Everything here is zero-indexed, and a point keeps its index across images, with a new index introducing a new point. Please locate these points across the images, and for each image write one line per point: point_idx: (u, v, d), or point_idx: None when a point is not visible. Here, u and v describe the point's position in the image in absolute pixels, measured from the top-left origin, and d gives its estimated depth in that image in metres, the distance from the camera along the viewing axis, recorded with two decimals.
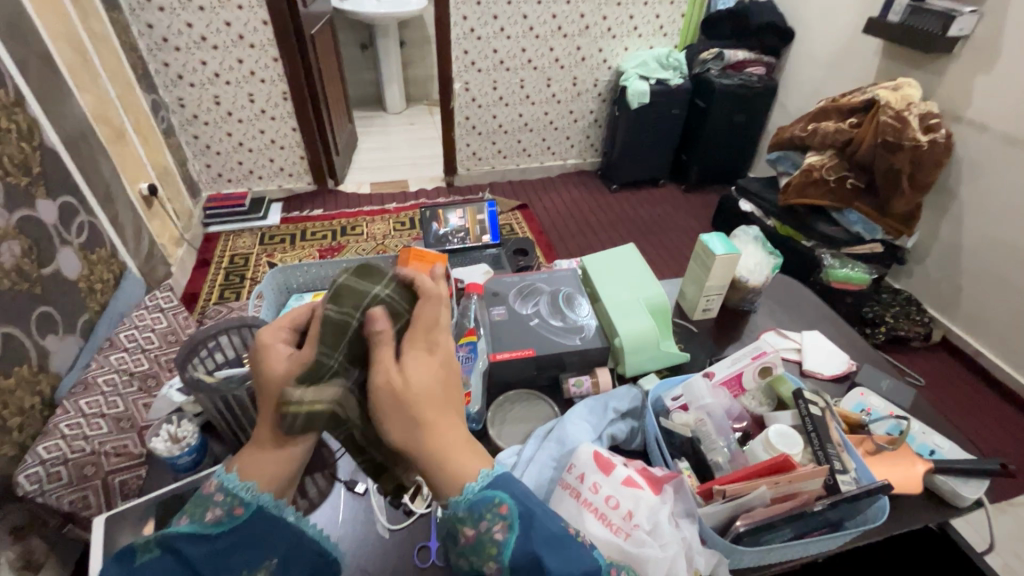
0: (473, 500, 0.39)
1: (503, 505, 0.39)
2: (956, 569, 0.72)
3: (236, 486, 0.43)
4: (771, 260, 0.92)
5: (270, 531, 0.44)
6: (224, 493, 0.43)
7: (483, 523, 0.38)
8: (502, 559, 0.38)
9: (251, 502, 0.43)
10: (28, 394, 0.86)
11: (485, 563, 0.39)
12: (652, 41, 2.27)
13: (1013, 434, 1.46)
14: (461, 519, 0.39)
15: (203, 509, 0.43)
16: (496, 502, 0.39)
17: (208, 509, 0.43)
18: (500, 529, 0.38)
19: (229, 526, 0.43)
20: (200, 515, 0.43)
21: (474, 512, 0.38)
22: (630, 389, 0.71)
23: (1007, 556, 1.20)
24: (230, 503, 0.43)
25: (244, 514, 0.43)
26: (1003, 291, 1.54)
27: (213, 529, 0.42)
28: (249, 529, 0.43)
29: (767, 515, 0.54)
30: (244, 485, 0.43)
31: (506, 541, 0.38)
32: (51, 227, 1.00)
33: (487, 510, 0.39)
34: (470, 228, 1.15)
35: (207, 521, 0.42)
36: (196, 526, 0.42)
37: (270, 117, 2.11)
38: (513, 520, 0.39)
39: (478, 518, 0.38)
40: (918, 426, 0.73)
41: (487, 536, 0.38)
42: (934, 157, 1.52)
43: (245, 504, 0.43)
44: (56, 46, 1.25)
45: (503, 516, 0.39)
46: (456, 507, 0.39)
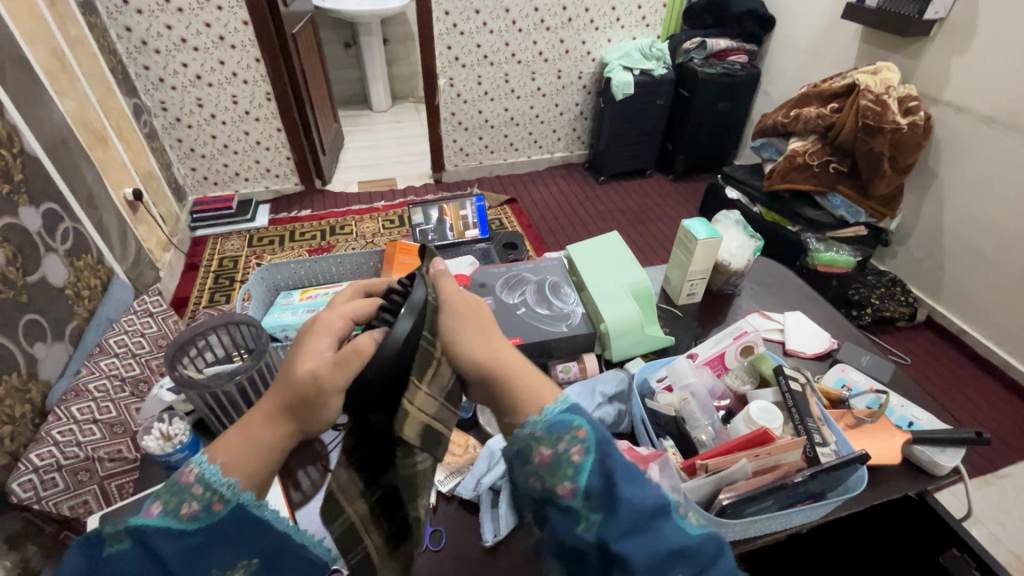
0: (551, 423, 0.40)
1: (582, 430, 0.39)
2: (937, 535, 0.74)
3: (219, 480, 0.41)
4: (753, 242, 0.93)
5: (251, 530, 0.42)
6: (203, 485, 0.40)
7: (563, 444, 0.39)
8: (579, 480, 0.38)
9: (232, 499, 0.41)
10: (18, 403, 0.85)
11: (559, 484, 0.38)
12: (634, 32, 2.28)
13: (997, 408, 1.49)
14: (538, 440, 0.40)
15: (179, 500, 0.40)
16: (575, 425, 0.39)
17: (186, 502, 0.40)
18: (577, 451, 0.39)
19: (205, 522, 0.40)
20: (176, 507, 0.40)
21: (553, 433, 0.39)
22: (616, 373, 0.73)
23: (991, 525, 1.24)
24: (209, 499, 0.40)
25: (222, 511, 0.41)
26: (985, 268, 1.57)
27: (191, 524, 0.40)
28: (225, 529, 0.41)
29: (749, 487, 0.55)
30: (229, 482, 0.41)
31: (584, 464, 0.38)
32: (35, 235, 0.99)
33: (565, 431, 0.39)
34: (454, 225, 1.16)
35: (183, 515, 0.40)
36: (169, 518, 0.40)
37: (254, 118, 2.10)
38: (591, 444, 0.39)
39: (557, 438, 0.39)
40: (897, 399, 0.75)
41: (566, 456, 0.39)
42: (914, 139, 1.55)
43: (224, 501, 0.41)
44: (33, 50, 1.23)
45: (581, 439, 0.39)
46: (535, 428, 0.40)
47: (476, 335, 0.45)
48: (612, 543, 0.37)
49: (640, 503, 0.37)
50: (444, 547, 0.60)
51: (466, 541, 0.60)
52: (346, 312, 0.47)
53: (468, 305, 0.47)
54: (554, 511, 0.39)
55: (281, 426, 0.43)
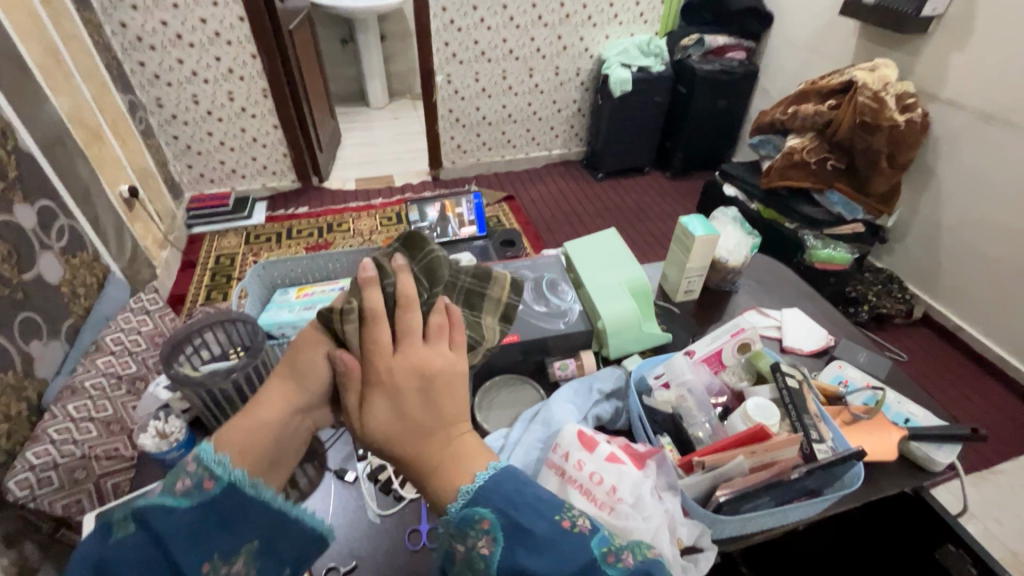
0: (458, 518, 0.39)
1: (485, 521, 0.39)
2: (933, 531, 0.75)
3: (211, 458, 0.42)
4: (750, 239, 0.93)
5: (242, 509, 0.43)
6: (197, 464, 0.42)
7: (470, 539, 0.39)
8: (492, 571, 0.38)
9: (223, 477, 0.42)
10: (15, 401, 0.85)
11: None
12: (632, 29, 2.27)
13: (993, 405, 1.50)
14: (453, 536, 0.40)
15: (174, 480, 0.42)
16: (477, 518, 0.39)
17: (179, 480, 0.42)
18: (485, 544, 0.38)
19: (197, 499, 0.42)
20: (172, 485, 0.42)
21: (460, 529, 0.39)
22: (613, 370, 0.73)
23: (987, 521, 1.24)
24: (201, 476, 0.42)
25: (214, 489, 0.42)
26: (981, 265, 1.58)
27: (183, 501, 0.41)
28: (219, 507, 0.42)
29: (746, 484, 0.55)
30: (219, 458, 0.42)
31: (493, 556, 0.38)
32: (31, 232, 0.99)
33: (471, 524, 0.39)
34: (450, 221, 1.15)
35: (177, 492, 0.42)
36: (166, 496, 0.42)
37: (251, 115, 2.09)
38: (496, 532, 0.38)
39: (464, 535, 0.39)
40: (893, 396, 0.75)
41: (475, 552, 0.38)
42: (912, 136, 1.55)
43: (215, 479, 0.42)
44: (27, 46, 1.23)
45: (486, 529, 0.39)
46: (448, 523, 0.40)
47: (398, 390, 0.41)
48: None
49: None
50: None
51: None
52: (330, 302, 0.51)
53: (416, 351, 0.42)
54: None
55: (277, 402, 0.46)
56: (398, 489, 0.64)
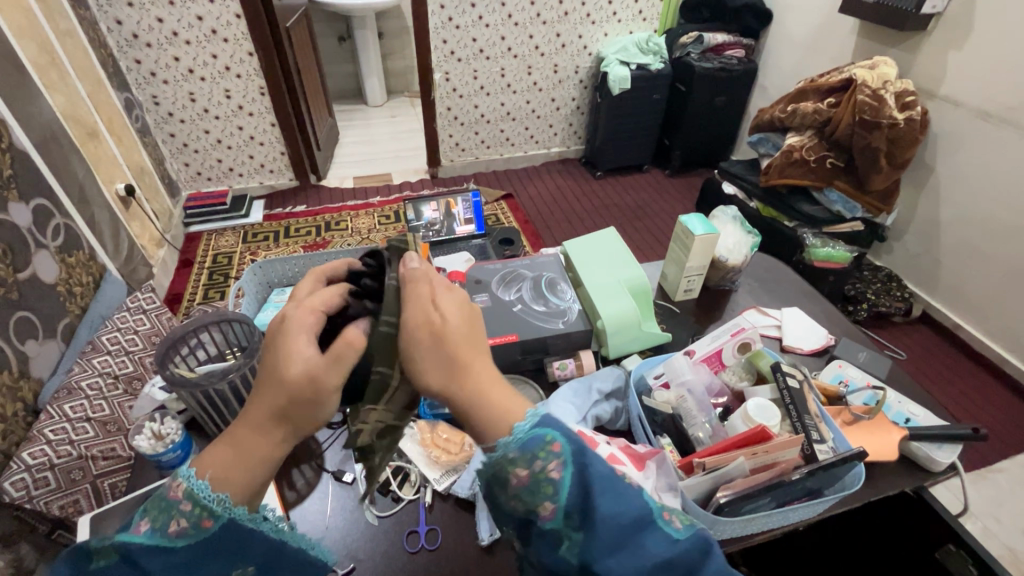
0: (524, 441, 0.38)
1: (557, 444, 0.37)
2: (934, 530, 0.74)
3: (207, 497, 0.40)
4: (750, 238, 0.93)
5: (242, 541, 0.42)
6: (191, 503, 0.40)
7: (537, 463, 0.37)
8: (560, 498, 0.36)
9: (222, 515, 0.41)
10: (10, 401, 0.84)
11: (540, 505, 0.37)
12: (631, 26, 2.26)
13: (992, 403, 1.50)
14: (513, 461, 0.37)
15: (167, 518, 0.40)
16: (549, 440, 0.37)
17: (173, 521, 0.40)
18: (555, 468, 0.37)
19: (195, 537, 0.41)
20: (165, 526, 0.40)
21: (527, 452, 0.37)
22: (613, 370, 0.72)
23: (986, 519, 1.24)
24: (197, 516, 0.40)
25: (212, 527, 0.41)
26: (980, 262, 1.58)
27: (179, 540, 0.40)
28: (217, 541, 0.41)
29: (746, 485, 0.54)
30: (218, 498, 0.41)
31: (563, 480, 0.37)
32: (26, 231, 0.98)
33: (539, 449, 0.37)
34: (445, 220, 1.14)
35: (170, 532, 0.40)
36: (158, 536, 0.40)
37: (248, 113, 2.08)
38: (568, 458, 0.37)
39: (531, 458, 0.37)
40: (894, 395, 0.75)
41: (542, 475, 0.37)
42: (911, 135, 1.55)
43: (213, 518, 0.40)
44: (21, 43, 1.21)
45: (557, 454, 0.37)
46: (507, 448, 0.38)
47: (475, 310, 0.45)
48: (597, 562, 0.36)
49: (621, 519, 0.36)
50: (440, 547, 0.59)
51: (463, 540, 0.60)
52: (317, 306, 0.46)
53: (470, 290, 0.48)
54: (539, 531, 0.38)
55: (272, 433, 0.42)
56: (397, 490, 0.64)
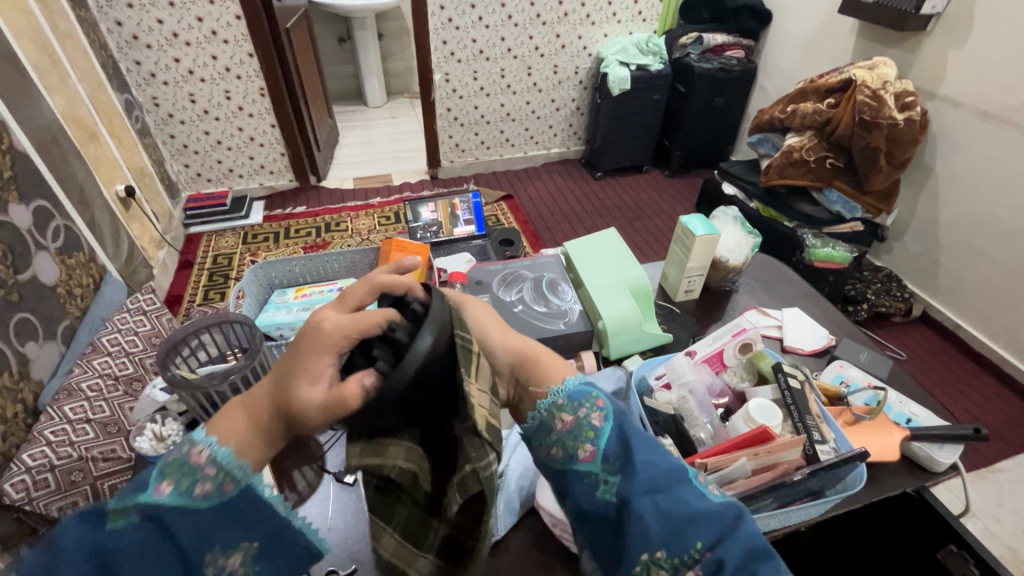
0: (573, 395, 0.46)
1: (600, 402, 0.46)
2: (936, 531, 0.74)
3: (230, 462, 0.40)
4: (751, 238, 0.93)
5: (258, 513, 0.41)
6: (216, 466, 0.40)
7: (583, 410, 0.45)
8: (598, 441, 0.44)
9: (242, 480, 0.40)
10: (10, 403, 0.84)
11: (581, 447, 0.44)
12: (631, 27, 2.27)
13: (992, 403, 1.50)
14: (561, 408, 0.46)
15: (191, 480, 0.39)
16: (594, 396, 0.46)
17: (198, 482, 0.39)
18: (597, 417, 0.45)
19: (218, 501, 0.39)
20: (191, 487, 0.38)
21: (574, 402, 0.46)
22: (614, 370, 0.71)
23: (987, 520, 1.24)
24: (222, 479, 0.40)
25: (233, 491, 0.40)
26: (980, 262, 1.58)
27: (202, 503, 0.38)
28: (235, 512, 0.40)
29: (747, 486, 0.54)
30: (240, 463, 0.41)
31: (603, 428, 0.45)
32: (26, 233, 0.98)
33: (585, 402, 0.46)
34: (443, 222, 1.15)
35: (196, 493, 0.38)
36: (181, 497, 0.38)
37: (248, 114, 2.08)
38: (609, 413, 0.45)
39: (578, 406, 0.45)
40: (895, 395, 0.75)
41: (585, 421, 0.45)
42: (912, 134, 1.55)
43: (235, 482, 0.40)
44: (21, 44, 1.21)
45: (600, 407, 0.46)
46: (557, 398, 0.46)
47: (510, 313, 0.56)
48: (632, 502, 0.41)
49: (657, 466, 0.42)
50: None
51: None
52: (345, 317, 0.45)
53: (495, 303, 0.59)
54: (577, 475, 0.44)
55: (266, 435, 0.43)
56: None
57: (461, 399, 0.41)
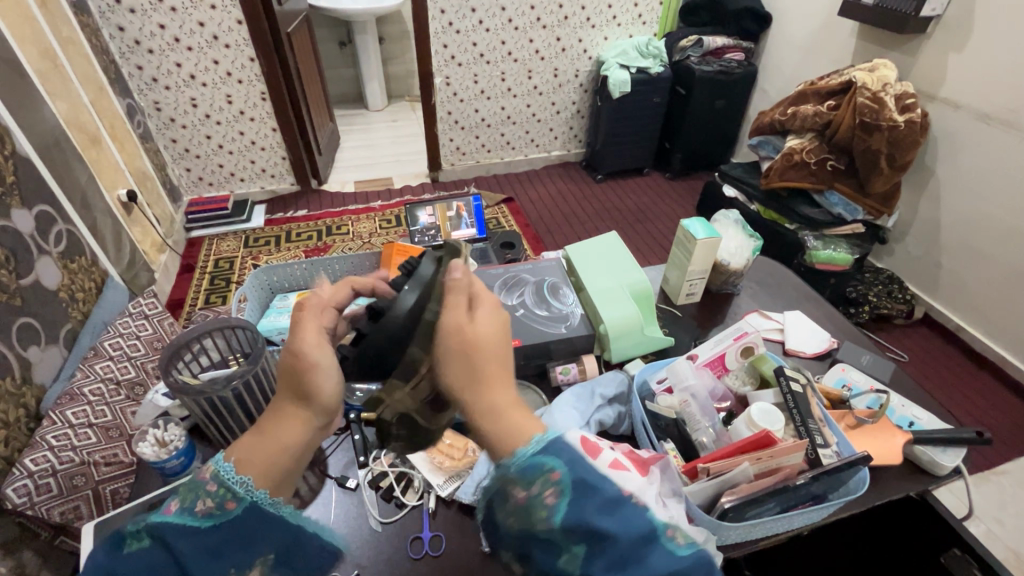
0: (524, 465, 0.38)
1: (555, 472, 0.37)
2: (938, 534, 0.74)
3: (233, 477, 0.41)
4: (752, 242, 0.93)
5: (266, 525, 0.42)
6: (218, 483, 0.41)
7: (534, 487, 0.37)
8: (554, 525, 0.36)
9: (246, 497, 0.41)
10: (13, 407, 0.84)
11: (536, 526, 0.37)
12: (631, 30, 2.27)
13: (994, 406, 1.49)
14: (512, 481, 0.38)
15: (195, 497, 0.41)
16: (548, 467, 0.37)
17: (200, 499, 0.40)
18: (551, 494, 0.37)
19: (221, 519, 0.41)
20: (192, 505, 0.40)
21: (525, 476, 0.38)
22: (616, 375, 0.73)
23: (989, 522, 1.24)
24: (223, 496, 0.41)
25: (236, 509, 0.41)
26: (981, 264, 1.57)
27: (206, 522, 0.40)
28: (243, 526, 0.41)
29: (751, 490, 0.55)
30: (241, 479, 0.41)
31: (558, 506, 0.36)
32: (28, 237, 0.98)
33: (537, 474, 0.37)
34: (441, 225, 1.14)
35: (198, 512, 0.40)
36: (186, 515, 0.40)
37: (249, 118, 2.09)
38: (565, 486, 0.37)
39: (529, 482, 0.37)
40: (897, 398, 0.75)
41: (538, 500, 0.37)
42: (912, 136, 1.53)
43: (238, 499, 0.41)
44: (23, 49, 1.22)
45: (555, 480, 0.37)
46: (509, 469, 0.38)
47: (490, 346, 0.44)
48: None
49: (623, 545, 0.35)
50: (444, 553, 0.59)
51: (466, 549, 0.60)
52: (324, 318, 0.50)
53: (492, 315, 0.46)
54: (538, 551, 0.37)
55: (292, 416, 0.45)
56: (400, 497, 0.63)
57: (387, 394, 0.53)
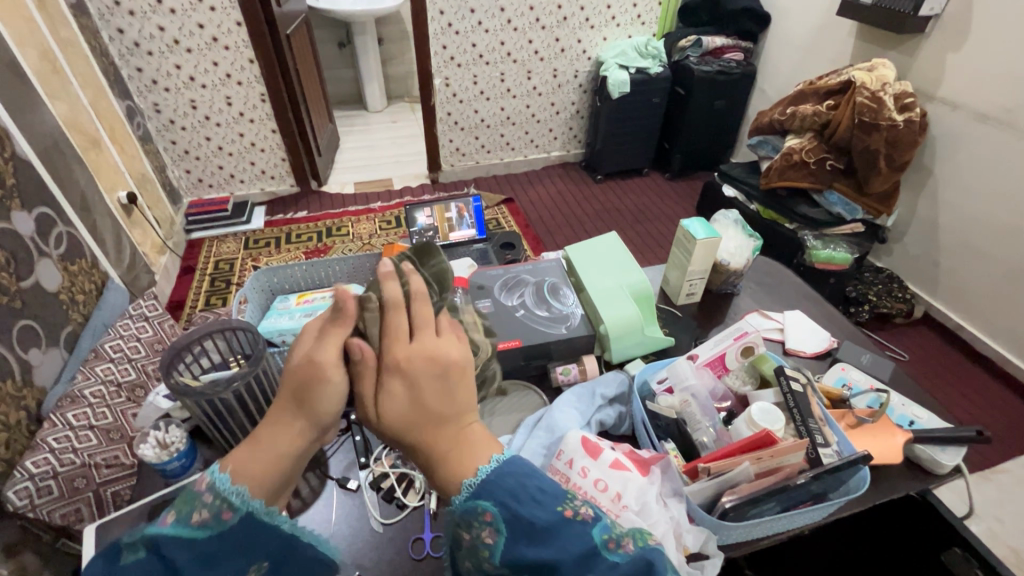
0: (462, 508, 0.38)
1: (487, 514, 0.37)
2: (939, 533, 0.74)
3: (227, 489, 0.40)
4: (752, 242, 0.93)
5: (262, 536, 0.42)
6: (213, 494, 0.40)
7: (474, 530, 0.38)
8: (497, 562, 0.37)
9: (241, 507, 0.40)
10: (14, 410, 0.84)
11: (484, 565, 0.38)
12: (630, 31, 2.27)
13: (995, 405, 1.49)
14: (457, 523, 0.39)
15: (191, 508, 0.40)
16: (480, 510, 0.37)
17: (196, 510, 0.40)
18: (489, 534, 0.37)
19: (216, 529, 0.40)
20: (187, 516, 0.40)
21: (464, 518, 0.38)
22: (616, 375, 0.73)
23: (990, 521, 1.24)
24: (219, 507, 0.40)
25: (232, 519, 0.40)
26: (980, 263, 1.58)
27: (201, 533, 0.40)
28: (238, 537, 0.41)
29: (752, 490, 0.54)
30: (235, 489, 0.40)
31: (497, 544, 0.37)
32: (29, 240, 0.98)
33: (474, 515, 0.38)
34: (439, 226, 1.14)
35: (193, 523, 0.40)
36: (181, 526, 0.40)
37: (249, 120, 2.09)
38: (500, 525, 0.37)
39: (469, 524, 0.38)
40: (897, 398, 0.75)
41: (479, 541, 0.38)
42: (912, 136, 1.55)
43: (233, 510, 0.40)
44: (23, 52, 1.22)
45: (490, 521, 0.37)
46: (452, 510, 0.39)
47: (408, 421, 0.39)
48: None
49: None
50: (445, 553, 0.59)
51: None
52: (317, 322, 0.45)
53: (399, 386, 0.39)
54: None
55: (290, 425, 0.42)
56: (401, 498, 0.63)
57: None
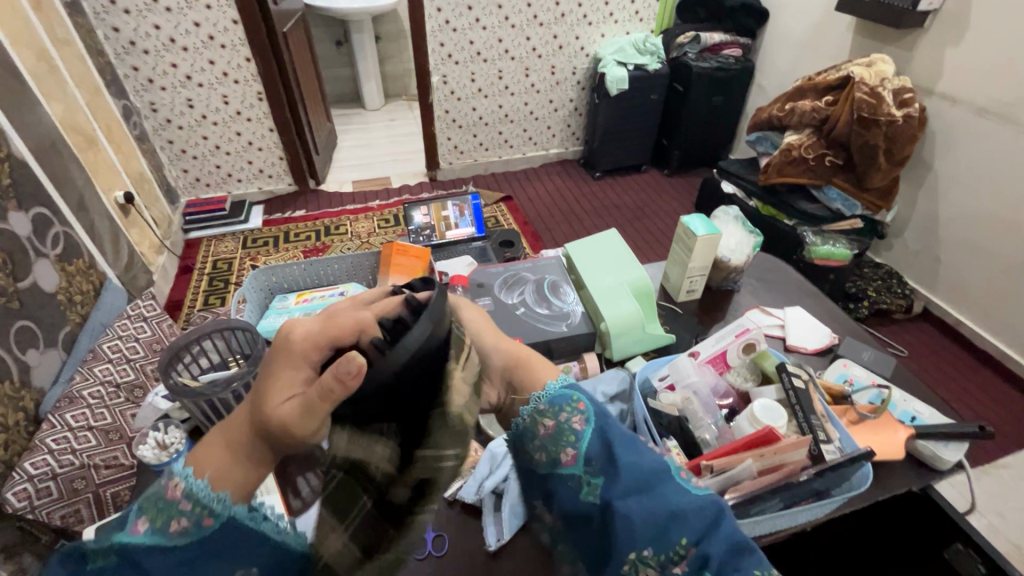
0: (554, 398, 0.48)
1: (581, 405, 0.47)
2: (940, 529, 0.74)
3: (208, 494, 0.38)
4: (752, 238, 0.93)
5: (245, 542, 0.39)
6: (191, 500, 0.37)
7: (564, 415, 0.46)
8: (580, 447, 0.45)
9: (223, 512, 0.38)
10: (12, 411, 0.83)
11: (563, 451, 0.46)
12: (628, 27, 2.27)
13: (994, 400, 1.50)
14: (542, 414, 0.47)
15: (167, 517, 0.37)
16: (575, 399, 0.47)
17: (174, 518, 0.37)
18: (578, 421, 0.46)
19: (200, 535, 0.38)
20: (164, 525, 0.37)
21: (556, 406, 0.47)
22: (618, 372, 0.72)
23: (990, 516, 1.24)
24: (199, 513, 0.38)
25: (214, 524, 0.38)
26: (980, 259, 1.58)
27: (182, 538, 0.37)
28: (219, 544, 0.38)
29: (754, 487, 0.54)
30: (219, 496, 0.38)
31: (583, 432, 0.46)
32: (26, 240, 0.98)
33: (566, 407, 0.47)
34: (436, 225, 1.14)
35: (172, 531, 0.37)
36: (157, 535, 0.37)
37: (246, 118, 2.08)
38: (590, 416, 0.47)
39: (559, 411, 0.47)
40: (898, 393, 0.75)
41: (567, 426, 0.46)
42: (909, 133, 1.56)
43: (214, 515, 0.38)
44: (17, 50, 1.21)
45: (580, 411, 0.47)
46: (539, 402, 0.48)
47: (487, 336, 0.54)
48: (614, 504, 0.43)
49: (636, 468, 0.43)
50: (446, 552, 0.60)
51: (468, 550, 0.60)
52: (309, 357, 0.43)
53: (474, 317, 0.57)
54: (561, 475, 0.46)
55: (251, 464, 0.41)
56: None
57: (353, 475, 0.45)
